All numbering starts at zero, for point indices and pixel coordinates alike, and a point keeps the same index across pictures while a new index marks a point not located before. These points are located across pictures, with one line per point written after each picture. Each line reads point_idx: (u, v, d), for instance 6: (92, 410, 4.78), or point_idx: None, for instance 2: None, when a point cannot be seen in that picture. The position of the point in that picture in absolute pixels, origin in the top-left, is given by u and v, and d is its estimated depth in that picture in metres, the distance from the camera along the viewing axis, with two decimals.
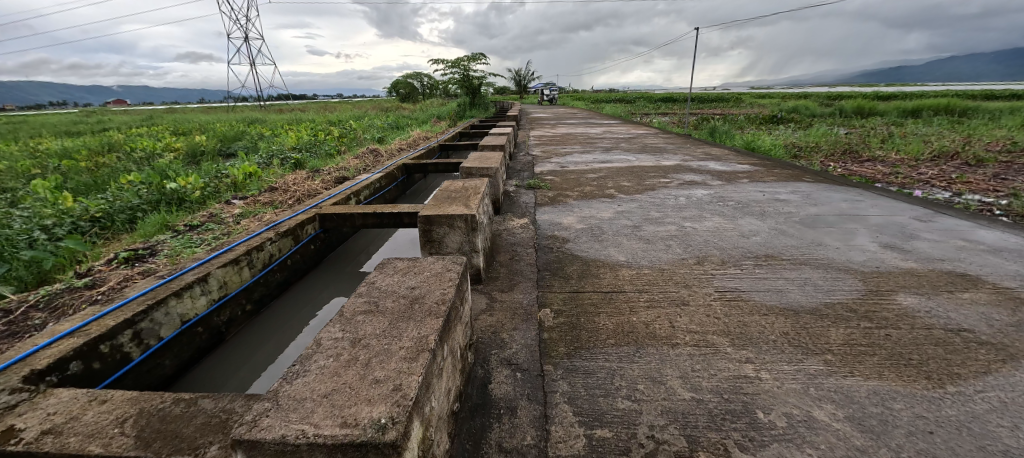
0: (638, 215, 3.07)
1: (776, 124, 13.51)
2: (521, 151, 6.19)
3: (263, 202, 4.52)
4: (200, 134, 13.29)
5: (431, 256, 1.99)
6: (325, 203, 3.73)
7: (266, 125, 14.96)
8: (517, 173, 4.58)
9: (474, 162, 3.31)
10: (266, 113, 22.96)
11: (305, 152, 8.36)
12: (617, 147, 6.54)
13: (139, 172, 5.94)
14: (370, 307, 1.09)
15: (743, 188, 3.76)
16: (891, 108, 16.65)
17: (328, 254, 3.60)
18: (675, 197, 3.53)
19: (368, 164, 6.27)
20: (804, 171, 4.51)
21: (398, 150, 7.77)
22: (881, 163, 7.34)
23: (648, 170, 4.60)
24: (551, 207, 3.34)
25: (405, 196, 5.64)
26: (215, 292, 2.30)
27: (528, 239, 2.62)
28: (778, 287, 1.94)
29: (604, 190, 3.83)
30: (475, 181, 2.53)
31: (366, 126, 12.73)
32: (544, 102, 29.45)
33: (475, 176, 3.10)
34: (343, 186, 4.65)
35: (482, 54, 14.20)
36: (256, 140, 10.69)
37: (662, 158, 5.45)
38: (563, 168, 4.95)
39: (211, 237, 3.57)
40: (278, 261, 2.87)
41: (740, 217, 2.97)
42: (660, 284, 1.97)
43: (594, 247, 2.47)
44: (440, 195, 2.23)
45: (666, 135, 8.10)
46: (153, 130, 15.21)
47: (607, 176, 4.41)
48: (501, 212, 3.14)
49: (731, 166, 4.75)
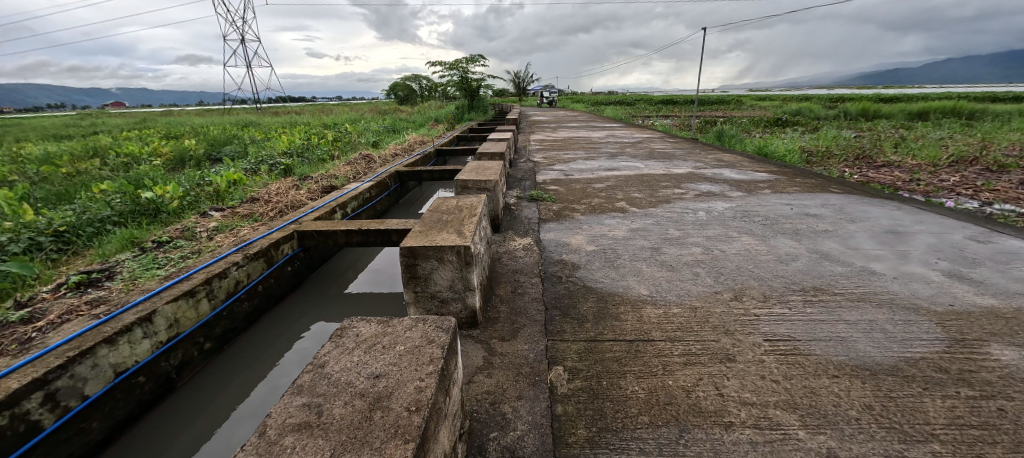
0: (655, 233, 2.73)
1: (782, 127, 13.18)
2: (522, 157, 5.84)
3: (242, 215, 4.17)
4: (191, 137, 12.93)
5: (416, 295, 1.63)
6: (306, 217, 3.37)
7: (259, 128, 14.56)
8: (518, 183, 4.23)
9: (471, 173, 2.97)
10: (262, 115, 22.67)
11: (295, 157, 8.00)
12: (622, 152, 6.20)
13: (116, 179, 5.59)
14: (307, 419, 0.73)
15: (767, 201, 3.42)
16: (897, 110, 16.37)
17: (309, 275, 3.24)
18: (693, 211, 3.19)
19: (359, 170, 5.91)
20: (828, 180, 4.17)
21: (392, 154, 7.42)
22: (899, 168, 7.01)
23: (660, 180, 4.26)
24: (556, 223, 3.00)
25: (398, 206, 5.29)
26: (162, 332, 1.96)
27: (533, 265, 2.27)
28: (839, 334, 1.58)
29: (614, 203, 3.48)
30: (472, 199, 2.18)
31: (362, 129, 12.36)
32: (543, 105, 29.21)
33: (472, 190, 2.75)
34: (330, 196, 4.30)
35: (481, 56, 13.88)
36: (248, 144, 10.34)
37: (673, 164, 5.11)
38: (567, 176, 4.60)
39: (178, 256, 3.21)
40: (245, 288, 2.51)
41: (771, 236, 2.63)
42: (696, 330, 1.62)
43: (609, 276, 2.12)
44: (430, 219, 1.87)
45: (673, 140, 7.75)
46: (144, 133, 14.77)
47: (617, 185, 4.07)
48: (502, 230, 2.79)
49: (748, 175, 4.41)
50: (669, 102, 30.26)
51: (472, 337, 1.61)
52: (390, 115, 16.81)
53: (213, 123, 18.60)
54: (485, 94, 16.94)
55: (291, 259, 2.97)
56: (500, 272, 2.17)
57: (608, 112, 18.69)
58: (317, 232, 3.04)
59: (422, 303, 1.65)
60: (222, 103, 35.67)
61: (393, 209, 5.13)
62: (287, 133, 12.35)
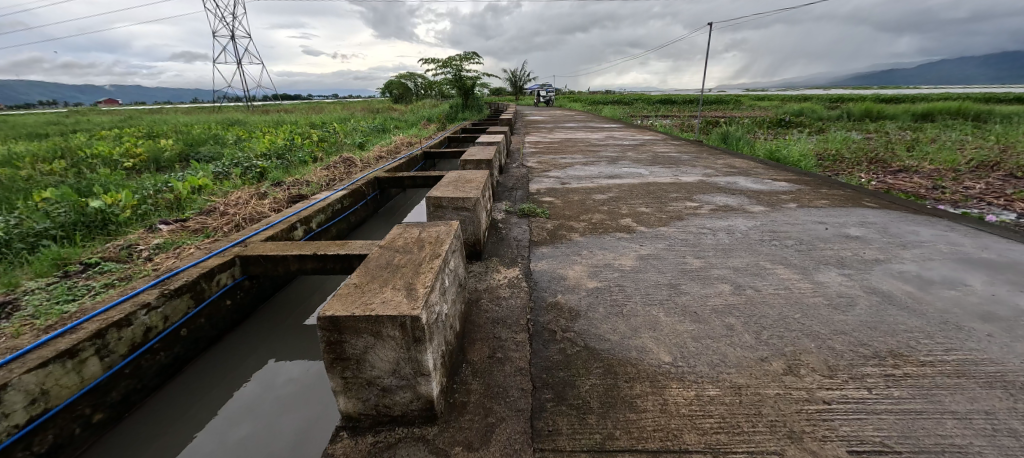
0: (669, 261, 2.26)
1: (786, 128, 12.76)
2: (515, 162, 5.34)
3: (194, 229, 3.67)
4: (170, 137, 12.31)
5: (346, 382, 1.13)
6: (256, 236, 2.86)
7: (245, 128, 13.98)
8: (508, 194, 3.74)
9: (446, 186, 2.46)
10: (250, 114, 22.04)
11: (273, 160, 7.48)
12: (624, 157, 5.72)
13: (65, 184, 5.04)
14: None
15: (795, 219, 2.95)
16: (901, 111, 16.01)
17: (258, 308, 2.73)
18: (711, 231, 2.71)
19: (337, 175, 5.40)
20: (857, 191, 3.71)
21: (376, 157, 6.91)
22: (917, 174, 6.58)
23: (667, 190, 3.79)
24: (550, 247, 2.51)
25: (377, 216, 4.78)
26: (20, 411, 1.45)
27: (518, 311, 1.77)
28: (953, 440, 1.10)
29: (618, 219, 3.01)
30: (441, 227, 1.68)
31: (350, 129, 11.80)
32: (540, 104, 28.72)
33: (447, 210, 2.26)
34: (296, 207, 3.80)
35: (475, 53, 13.38)
36: (227, 144, 9.77)
37: (680, 171, 4.64)
38: (564, 184, 4.12)
39: (101, 284, 2.70)
40: (161, 335, 2.01)
41: (812, 267, 2.15)
42: (748, 432, 1.13)
43: (617, 330, 1.63)
44: (377, 262, 1.38)
45: (677, 143, 7.28)
46: (124, 132, 14.14)
47: (620, 196, 3.59)
48: (484, 258, 2.30)
49: (767, 184, 3.94)
50: (667, 103, 29.82)
51: (426, 443, 1.11)
52: (381, 114, 16.28)
53: (199, 121, 17.97)
54: (480, 93, 16.41)
55: (230, 291, 2.47)
56: (476, 324, 1.67)
57: (606, 112, 18.23)
58: (263, 256, 2.53)
59: (355, 391, 1.15)
60: (214, 101, 34.97)
61: (371, 220, 4.62)
62: (271, 133, 11.78)
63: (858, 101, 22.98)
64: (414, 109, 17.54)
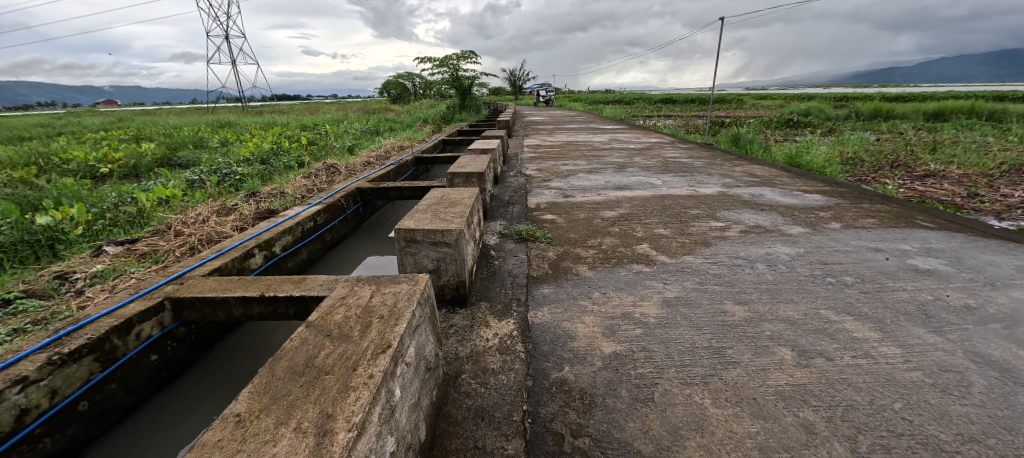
0: (704, 310, 1.77)
1: (796, 129, 12.28)
2: (512, 170, 4.86)
3: (143, 253, 3.18)
4: (154, 140, 11.78)
5: None
6: (200, 268, 2.38)
7: (234, 130, 13.53)
8: (504, 211, 3.25)
9: (423, 211, 1.97)
10: (241, 115, 21.50)
11: (255, 166, 7.00)
12: (631, 163, 5.24)
13: (15, 196, 4.56)
14: None
15: (844, 245, 2.47)
16: (911, 110, 15.51)
17: (199, 357, 2.27)
18: (749, 264, 2.23)
19: (316, 185, 4.91)
20: (903, 206, 3.24)
21: (364, 163, 6.43)
22: (946, 180, 6.10)
23: (686, 205, 3.31)
24: (553, 286, 2.03)
25: (359, 231, 4.30)
26: None
27: (512, 398, 1.30)
28: None
29: (633, 244, 2.54)
30: (402, 286, 1.21)
31: (341, 131, 11.30)
32: (539, 104, 28.21)
33: (422, 245, 1.78)
34: (261, 225, 3.32)
35: (472, 52, 12.89)
36: (210, 148, 9.28)
37: (696, 181, 4.17)
38: (567, 198, 3.64)
39: (9, 329, 2.22)
40: (43, 417, 1.54)
41: (891, 322, 1.67)
42: None
43: (650, 433, 1.15)
44: (290, 361, 0.90)
45: (686, 146, 6.80)
46: (110, 134, 13.62)
47: (632, 214, 3.11)
48: (470, 305, 1.83)
49: (798, 198, 3.46)
50: (669, 102, 29.30)
51: None
52: (376, 116, 15.77)
53: (189, 123, 17.46)
54: (478, 93, 15.90)
55: (156, 344, 2.00)
56: (451, 423, 1.20)
57: (608, 112, 17.69)
58: (199, 298, 2.06)
59: None
60: (209, 102, 34.46)
61: (351, 237, 4.15)
62: (259, 135, 11.27)
63: (865, 99, 22.50)
64: (410, 110, 17.05)
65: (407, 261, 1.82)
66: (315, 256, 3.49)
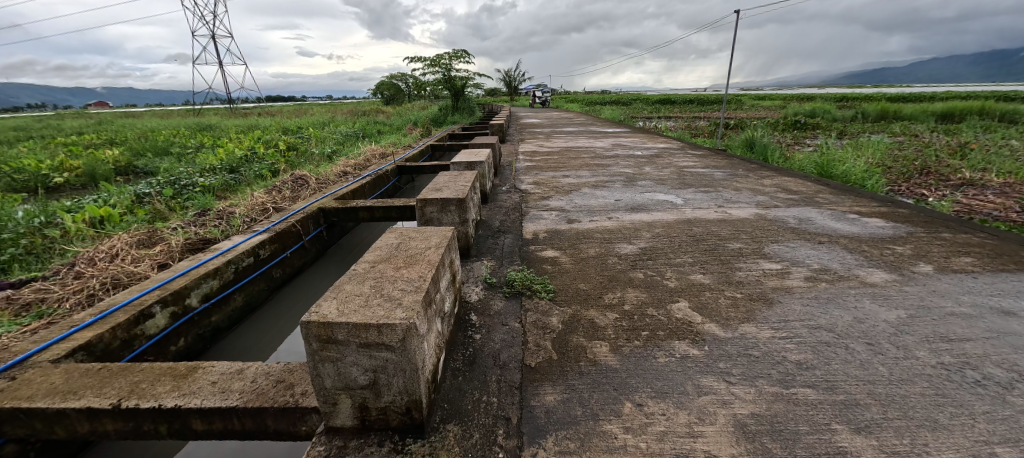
0: (810, 451, 1.09)
1: (805, 132, 11.68)
2: (504, 185, 4.17)
3: (26, 303, 2.37)
4: (123, 145, 10.94)
5: None
6: (56, 347, 1.66)
7: (213, 134, 12.73)
8: (491, 246, 2.56)
9: (361, 280, 1.28)
10: (225, 118, 20.59)
11: (222, 176, 6.28)
12: (642, 175, 4.55)
13: None
14: None
15: (958, 304, 1.79)
16: (918, 111, 14.98)
17: None
18: (841, 341, 1.55)
19: (276, 202, 4.20)
20: (995, 236, 2.57)
21: (340, 173, 5.72)
22: (989, 189, 5.46)
23: (722, 235, 2.64)
24: (560, 391, 1.33)
25: (322, 260, 3.60)
26: None
27: None
28: None
29: (666, 300, 1.86)
30: None
31: (324, 135, 10.54)
32: (535, 105, 27.51)
33: (348, 348, 1.08)
34: (185, 263, 2.60)
35: (465, 51, 12.14)
36: (179, 154, 8.50)
37: (723, 199, 3.50)
38: (572, 224, 2.95)
39: None
40: None
41: None
42: None
43: None
44: None
45: (699, 153, 6.14)
46: (82, 139, 12.85)
47: (656, 250, 2.43)
48: (427, 438, 1.15)
49: (857, 225, 2.80)
50: (667, 103, 28.66)
51: None
52: (365, 119, 14.98)
53: (169, 125, 16.69)
54: (472, 94, 15.19)
55: None
56: None
57: (607, 113, 17.01)
58: (25, 409, 1.36)
59: None
60: (198, 103, 33.54)
61: (313, 266, 3.46)
62: (235, 139, 10.52)
63: (868, 100, 22.01)
64: (400, 113, 16.31)
65: (325, 370, 1.11)
66: (259, 298, 2.80)
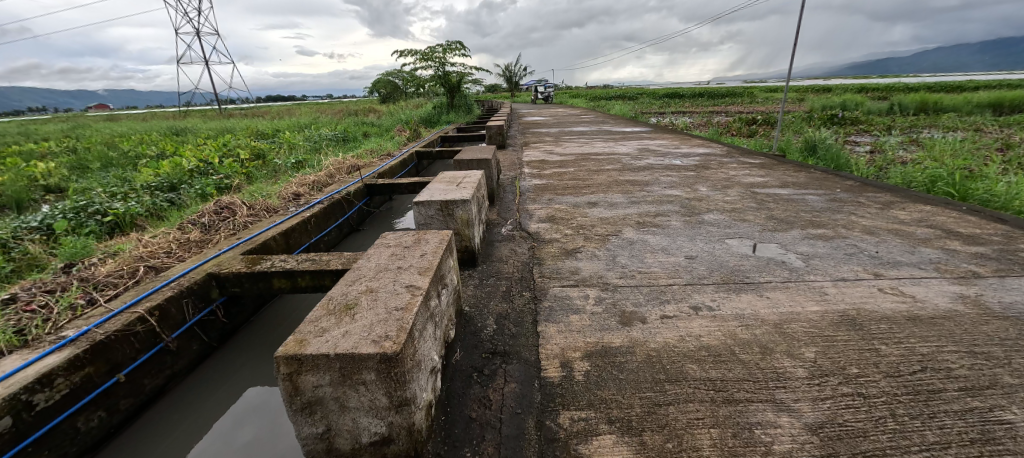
0: None
1: (848, 127, 10.25)
2: (504, 226, 2.78)
3: None
4: (74, 154, 9.59)
5: None
6: None
7: (182, 139, 11.35)
8: (477, 414, 1.18)
9: None
10: (205, 120, 19.15)
11: (151, 198, 4.96)
12: (702, 203, 3.17)
13: None
14: None
15: None
16: (962, 101, 13.50)
17: None
18: None
19: (169, 255, 2.83)
20: None
21: (290, 195, 4.36)
22: None
23: (959, 378, 1.26)
24: None
25: (209, 363, 2.24)
26: None
27: None
28: None
29: None
30: None
31: (299, 139, 9.19)
32: (537, 101, 26.12)
33: None
34: None
35: (460, 42, 10.74)
36: (122, 166, 7.16)
37: (864, 254, 2.12)
38: (630, 326, 1.58)
39: None
40: None
41: None
42: None
43: None
44: None
45: (757, 163, 4.74)
46: (39, 146, 11.52)
47: (856, 441, 1.04)
48: None
49: None
50: (677, 96, 27.16)
51: None
52: (353, 119, 13.59)
53: (144, 129, 15.37)
54: (469, 91, 13.79)
55: None
56: None
57: (618, 108, 15.60)
58: None
59: None
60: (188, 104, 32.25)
61: (190, 376, 2.13)
62: (199, 146, 9.16)
63: (896, 90, 20.46)
64: (393, 112, 14.91)
65: None
66: None
